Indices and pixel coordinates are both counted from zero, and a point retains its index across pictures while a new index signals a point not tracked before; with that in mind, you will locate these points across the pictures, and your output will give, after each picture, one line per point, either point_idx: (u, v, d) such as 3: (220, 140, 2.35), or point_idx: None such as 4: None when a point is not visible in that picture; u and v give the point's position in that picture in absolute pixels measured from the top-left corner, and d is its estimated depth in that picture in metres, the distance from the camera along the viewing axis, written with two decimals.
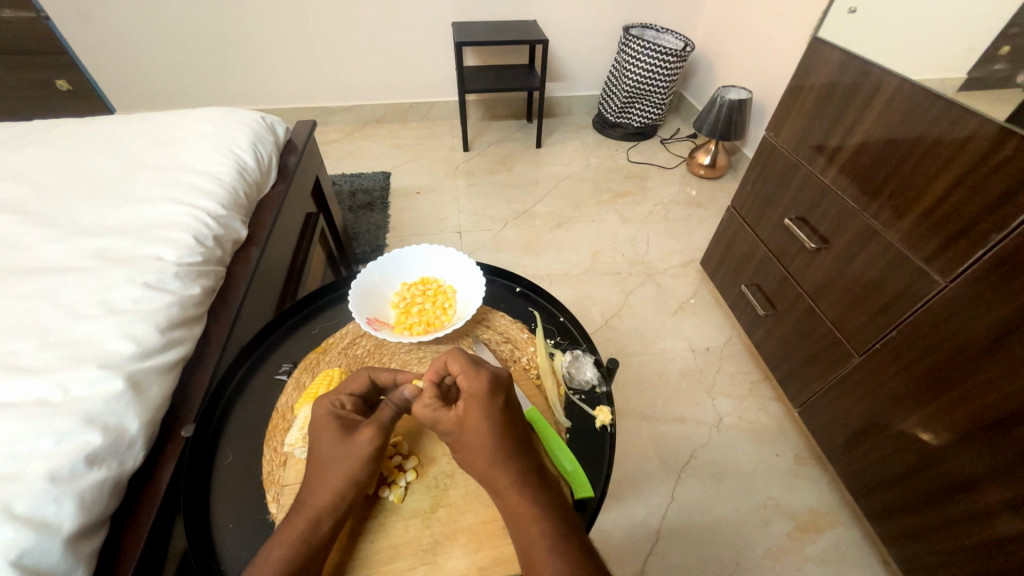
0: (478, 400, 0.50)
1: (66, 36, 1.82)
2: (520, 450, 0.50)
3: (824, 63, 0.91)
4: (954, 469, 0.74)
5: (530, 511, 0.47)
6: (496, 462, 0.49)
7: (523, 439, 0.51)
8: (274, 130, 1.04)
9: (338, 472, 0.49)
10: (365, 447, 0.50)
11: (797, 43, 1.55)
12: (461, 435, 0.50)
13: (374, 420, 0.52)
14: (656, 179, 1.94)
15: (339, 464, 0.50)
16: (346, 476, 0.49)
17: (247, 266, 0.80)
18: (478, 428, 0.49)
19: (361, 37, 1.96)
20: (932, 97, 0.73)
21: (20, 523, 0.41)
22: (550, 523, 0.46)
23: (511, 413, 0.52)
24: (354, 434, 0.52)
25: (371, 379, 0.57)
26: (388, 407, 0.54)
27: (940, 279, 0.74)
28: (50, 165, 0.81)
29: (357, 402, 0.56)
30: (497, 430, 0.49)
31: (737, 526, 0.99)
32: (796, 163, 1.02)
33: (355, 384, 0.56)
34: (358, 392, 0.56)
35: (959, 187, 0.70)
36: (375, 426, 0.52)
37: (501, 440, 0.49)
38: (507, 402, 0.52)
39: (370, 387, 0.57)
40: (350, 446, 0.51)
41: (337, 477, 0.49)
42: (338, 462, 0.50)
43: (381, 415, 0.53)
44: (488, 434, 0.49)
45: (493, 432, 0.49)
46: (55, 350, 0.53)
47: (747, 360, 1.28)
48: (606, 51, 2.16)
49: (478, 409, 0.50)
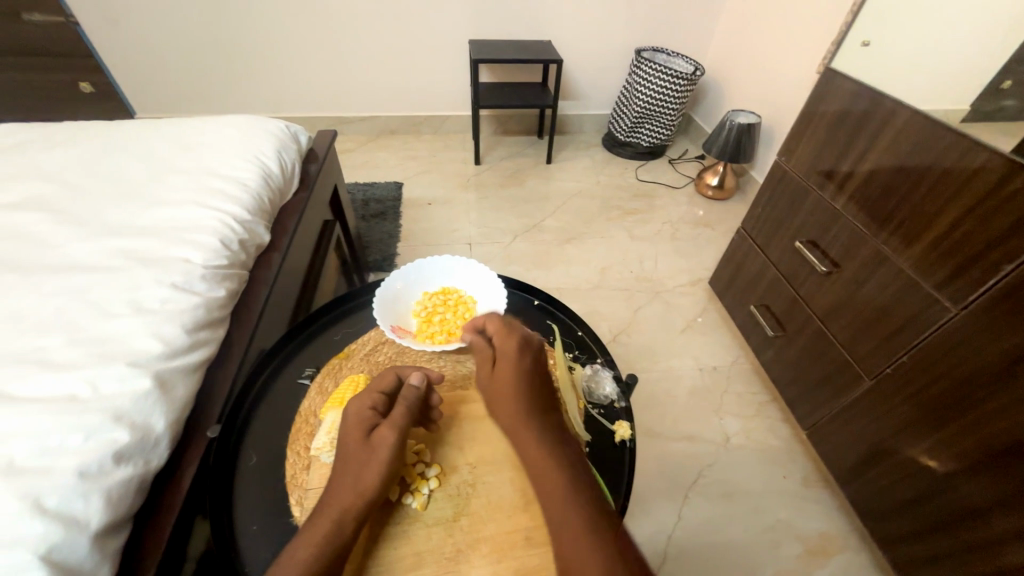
0: (509, 352, 0.60)
1: (92, 41, 1.87)
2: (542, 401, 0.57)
3: (836, 92, 0.94)
4: (963, 497, 0.74)
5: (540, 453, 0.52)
6: (524, 403, 0.56)
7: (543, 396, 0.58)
8: (297, 138, 1.06)
9: (356, 471, 0.50)
10: (387, 449, 0.51)
11: (804, 71, 1.60)
12: (495, 373, 0.59)
13: (391, 420, 0.53)
14: (664, 198, 1.96)
15: (358, 465, 0.51)
16: (371, 477, 0.50)
17: (269, 270, 0.81)
18: (509, 367, 0.59)
19: (380, 51, 2.02)
20: (942, 128, 0.75)
21: (48, 517, 0.41)
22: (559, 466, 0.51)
23: (536, 370, 0.60)
24: (374, 435, 0.52)
25: (400, 377, 0.59)
26: (403, 407, 0.55)
27: (951, 306, 0.75)
28: (80, 166, 0.83)
29: (385, 401, 0.56)
30: (523, 376, 0.58)
31: (745, 548, 0.98)
32: (806, 187, 1.04)
33: (386, 383, 0.58)
34: (388, 390, 0.58)
35: (968, 216, 0.72)
36: (391, 428, 0.52)
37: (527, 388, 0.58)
38: (535, 360, 0.61)
39: (397, 385, 0.59)
40: (373, 449, 0.51)
41: (362, 476, 0.50)
42: (363, 462, 0.51)
43: (399, 417, 0.54)
44: (515, 378, 0.58)
45: (519, 377, 0.58)
46: (85, 347, 0.54)
47: (755, 380, 1.28)
48: (618, 72, 2.22)
49: (509, 360, 0.60)
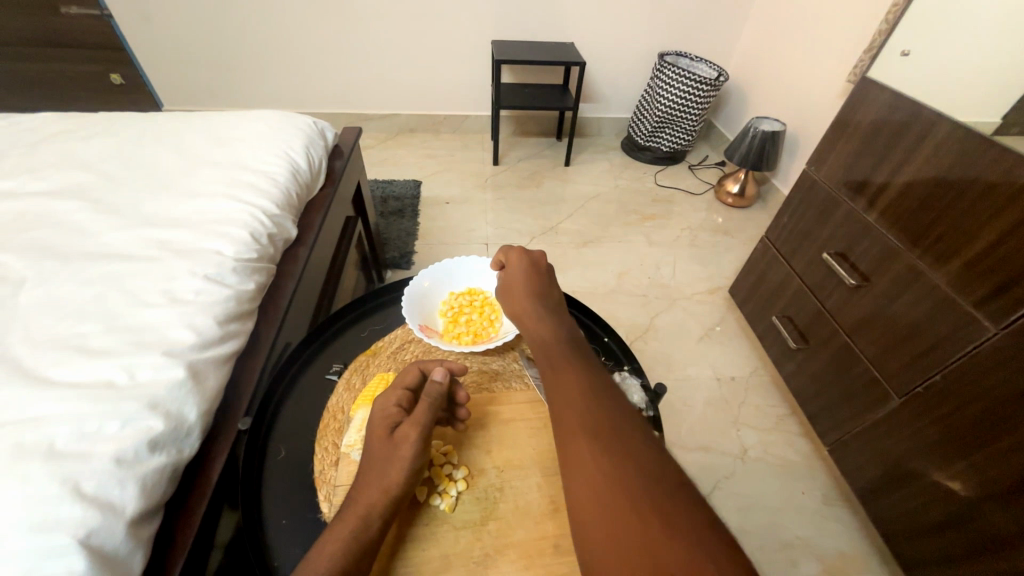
0: (515, 257, 0.68)
1: (124, 34, 1.91)
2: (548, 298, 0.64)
3: (872, 102, 0.92)
4: (992, 525, 0.72)
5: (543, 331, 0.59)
6: (528, 296, 0.64)
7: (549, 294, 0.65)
8: (324, 135, 1.07)
9: (381, 470, 0.50)
10: (409, 447, 0.51)
11: (833, 79, 1.57)
12: (506, 277, 0.68)
13: (413, 417, 0.53)
14: (683, 205, 1.95)
15: (382, 465, 0.50)
16: (394, 476, 0.49)
17: (297, 265, 0.82)
18: (517, 271, 0.67)
19: (403, 50, 2.03)
20: (985, 143, 0.73)
21: (87, 502, 0.42)
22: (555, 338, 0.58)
23: (542, 274, 0.67)
24: (398, 433, 0.52)
25: (422, 371, 0.58)
26: (427, 406, 0.54)
27: (991, 325, 0.73)
28: (115, 156, 0.84)
29: (409, 398, 0.56)
30: (529, 277, 0.66)
31: (761, 564, 0.96)
32: (836, 198, 1.02)
33: (409, 378, 0.57)
34: (412, 386, 0.57)
35: (1012, 234, 0.70)
36: (414, 425, 0.52)
37: (532, 288, 0.65)
38: (541, 266, 0.69)
39: (421, 380, 0.58)
40: (397, 448, 0.51)
41: (386, 475, 0.49)
42: (386, 462, 0.50)
43: (422, 415, 0.53)
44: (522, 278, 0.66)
45: (526, 279, 0.66)
46: (122, 335, 0.54)
47: (774, 392, 1.26)
48: (639, 76, 2.20)
49: (517, 263, 0.67)
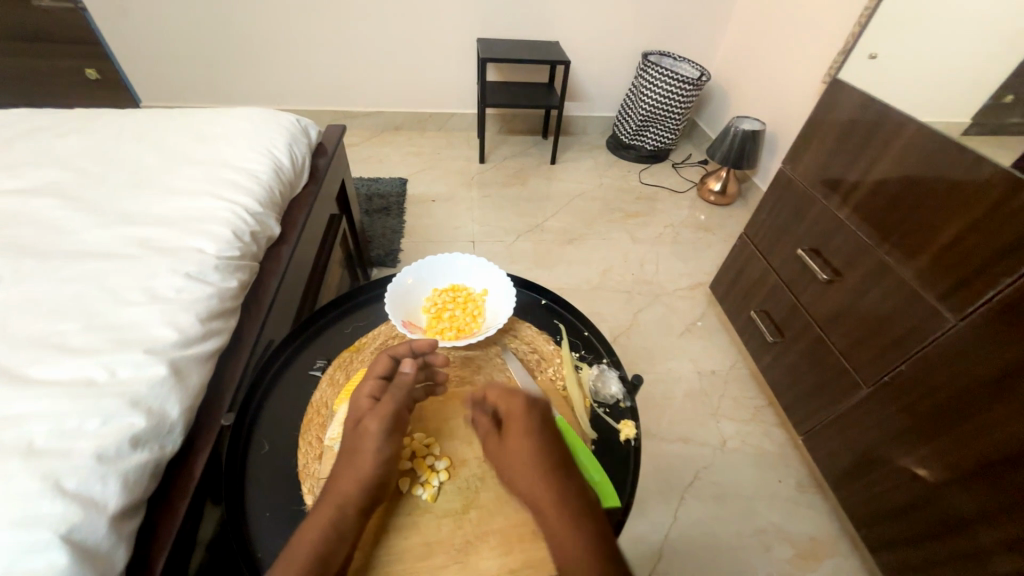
0: (520, 413, 0.55)
1: (100, 27, 1.87)
2: (559, 469, 0.52)
3: (843, 103, 0.95)
4: (950, 507, 0.77)
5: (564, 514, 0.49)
6: (539, 478, 0.51)
7: (563, 462, 0.53)
8: (308, 132, 1.07)
9: (352, 461, 0.51)
10: (372, 437, 0.52)
11: (810, 80, 1.61)
12: (505, 445, 0.54)
13: (377, 410, 0.54)
14: (666, 202, 1.98)
15: (351, 456, 0.52)
16: (364, 466, 0.51)
17: (280, 262, 0.82)
18: (520, 439, 0.53)
19: (388, 47, 2.02)
20: (947, 143, 0.77)
21: (69, 498, 0.42)
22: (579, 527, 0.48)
23: (550, 431, 0.55)
24: (362, 425, 0.53)
25: (393, 360, 0.60)
26: (396, 395, 0.56)
27: (951, 317, 0.77)
28: (93, 153, 0.83)
29: (381, 387, 0.58)
30: (534, 445, 0.53)
31: (738, 549, 1.00)
32: (810, 196, 1.06)
33: (379, 367, 0.59)
34: (383, 374, 0.59)
35: (973, 230, 0.73)
36: (377, 416, 0.53)
37: (541, 461, 0.52)
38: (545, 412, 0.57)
39: (392, 368, 0.60)
40: (361, 438, 0.52)
41: (356, 464, 0.50)
42: (356, 449, 0.52)
43: (391, 404, 0.55)
44: (527, 448, 0.52)
45: (531, 448, 0.52)
46: (103, 333, 0.54)
47: (751, 384, 1.30)
48: (624, 75, 2.23)
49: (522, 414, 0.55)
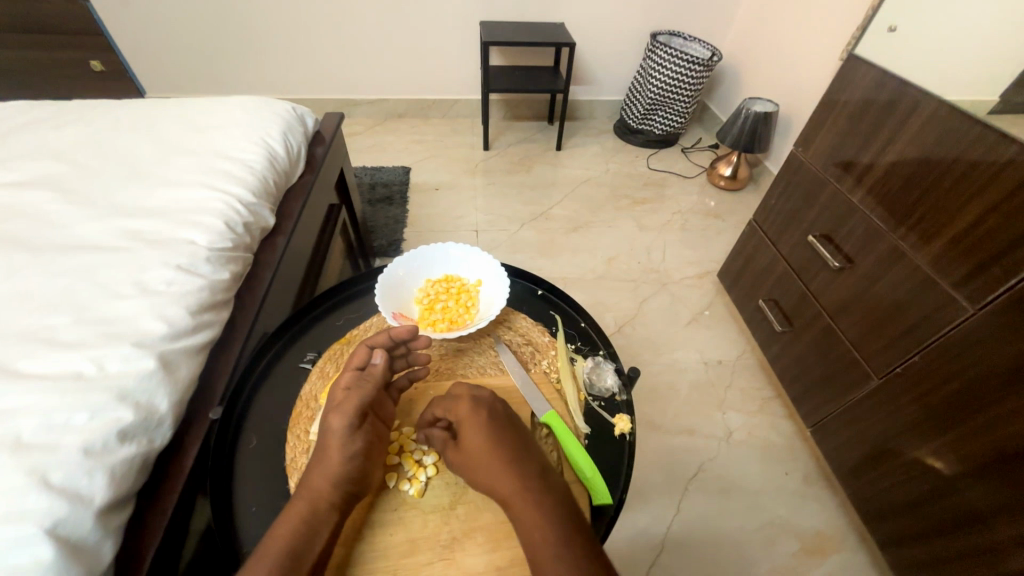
0: (468, 411, 0.53)
1: (101, 18, 1.86)
2: (518, 454, 0.50)
3: (858, 81, 0.90)
4: (964, 502, 0.74)
5: (534, 517, 0.45)
6: (499, 467, 0.49)
7: (523, 448, 0.51)
8: (304, 120, 1.06)
9: (323, 455, 0.50)
10: (337, 433, 0.51)
11: (827, 57, 1.54)
12: (461, 445, 0.51)
13: (343, 406, 0.52)
14: (675, 188, 1.93)
15: (321, 451, 0.51)
16: (331, 462, 0.50)
17: (274, 253, 0.82)
18: (474, 436, 0.51)
19: (389, 32, 1.98)
20: (969, 120, 0.72)
21: (54, 492, 0.42)
22: (551, 531, 0.45)
23: (505, 420, 0.53)
24: (326, 421, 0.52)
25: (370, 350, 0.59)
26: (367, 390, 0.54)
27: (968, 306, 0.73)
28: (88, 145, 0.83)
29: (358, 377, 0.56)
30: (490, 434, 0.51)
31: (741, 542, 0.99)
32: (823, 179, 1.01)
33: (357, 359, 0.57)
34: (360, 365, 0.57)
35: (993, 213, 0.69)
36: (343, 411, 0.52)
37: (498, 450, 0.50)
38: (502, 412, 0.55)
39: (369, 359, 0.58)
40: (329, 434, 0.51)
41: (323, 462, 0.49)
42: (327, 445, 0.51)
43: (361, 399, 0.53)
44: (483, 440, 0.50)
45: (485, 439, 0.50)
46: (92, 327, 0.54)
47: (759, 375, 1.27)
48: (632, 57, 2.16)
49: (477, 416, 0.53)
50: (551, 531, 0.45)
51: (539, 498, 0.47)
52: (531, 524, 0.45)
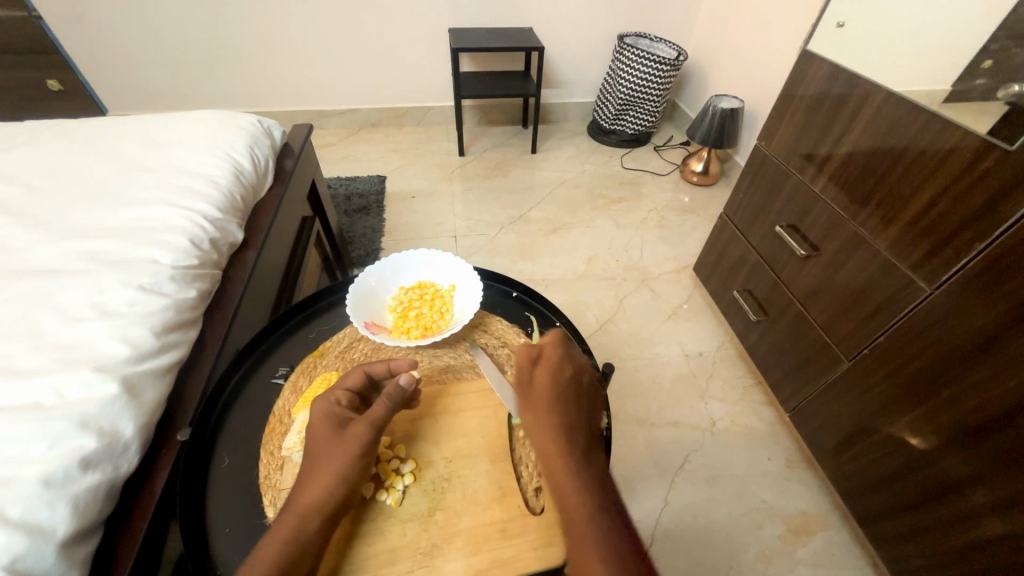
0: (555, 362, 0.61)
1: (58, 36, 1.81)
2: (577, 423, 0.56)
3: (813, 75, 0.93)
4: (941, 472, 0.75)
5: (571, 481, 0.51)
6: (562, 423, 0.56)
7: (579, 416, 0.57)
8: (271, 133, 1.04)
9: (328, 466, 0.51)
10: (358, 444, 0.52)
11: (786, 54, 1.59)
12: (539, 368, 0.61)
13: (366, 415, 0.54)
14: (650, 186, 1.96)
15: (322, 461, 0.52)
16: (333, 473, 0.51)
17: (244, 268, 0.80)
18: (548, 376, 0.59)
19: (360, 42, 1.98)
20: (917, 109, 0.75)
21: (12, 527, 0.40)
22: (590, 492, 0.51)
23: (576, 388, 0.60)
24: (350, 427, 0.54)
25: (366, 375, 0.60)
26: (382, 403, 0.55)
27: (926, 286, 0.76)
28: (43, 166, 0.80)
29: (351, 397, 0.58)
30: (563, 390, 0.58)
31: (730, 530, 1.00)
32: (786, 171, 1.04)
33: (351, 380, 0.59)
34: (355, 387, 0.59)
35: (943, 195, 0.72)
36: (365, 422, 0.53)
37: (566, 408, 0.57)
38: (576, 377, 0.61)
39: (365, 382, 0.60)
40: (343, 440, 0.53)
41: (324, 472, 0.51)
42: (332, 457, 0.52)
43: (374, 411, 0.55)
44: (555, 390, 0.58)
45: (557, 392, 0.58)
46: (49, 353, 0.52)
47: (739, 365, 1.30)
48: (601, 59, 2.19)
49: (551, 372, 0.60)
50: (588, 493, 0.51)
51: (586, 471, 0.52)
52: (568, 482, 0.51)
